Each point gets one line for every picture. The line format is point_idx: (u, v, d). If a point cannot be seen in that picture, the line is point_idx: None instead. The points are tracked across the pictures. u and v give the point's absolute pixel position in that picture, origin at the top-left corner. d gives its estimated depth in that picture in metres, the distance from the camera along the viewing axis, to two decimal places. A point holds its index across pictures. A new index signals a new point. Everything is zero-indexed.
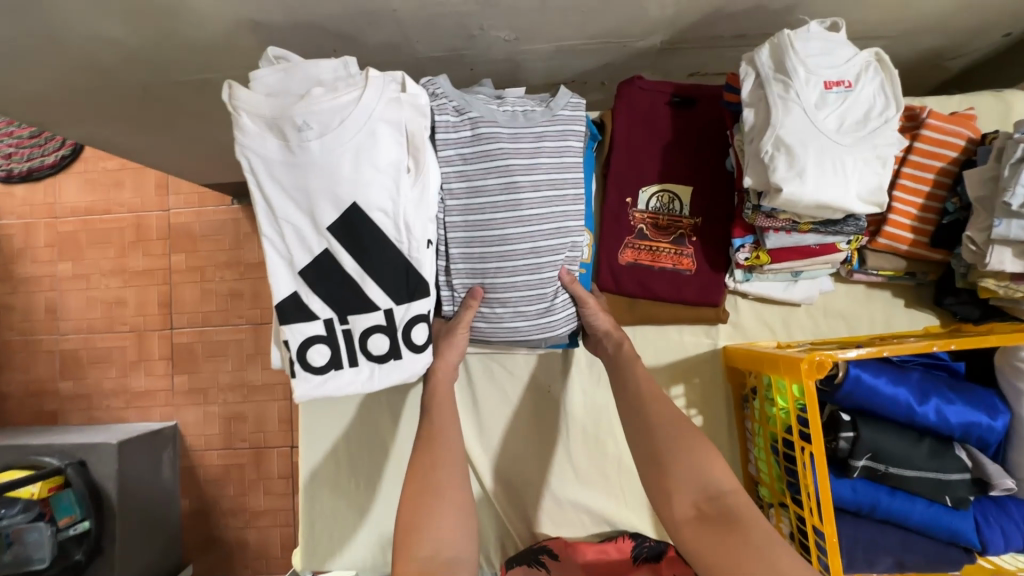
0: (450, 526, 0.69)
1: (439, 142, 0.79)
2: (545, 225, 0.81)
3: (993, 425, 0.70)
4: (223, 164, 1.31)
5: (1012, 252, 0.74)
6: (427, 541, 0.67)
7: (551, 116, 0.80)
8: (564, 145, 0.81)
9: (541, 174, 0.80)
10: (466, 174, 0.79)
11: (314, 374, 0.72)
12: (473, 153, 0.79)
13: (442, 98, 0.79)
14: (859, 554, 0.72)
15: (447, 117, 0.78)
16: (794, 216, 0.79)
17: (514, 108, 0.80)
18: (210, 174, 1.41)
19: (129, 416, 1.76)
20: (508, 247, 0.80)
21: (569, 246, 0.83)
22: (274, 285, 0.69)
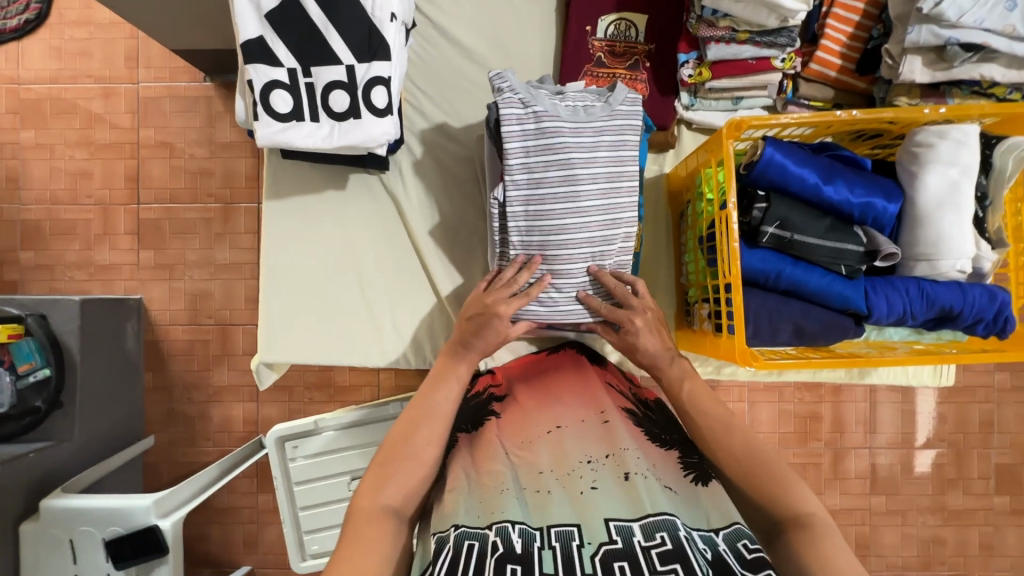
0: (411, 479, 0.69)
1: (505, 133, 0.83)
2: (599, 214, 0.85)
3: (887, 207, 0.79)
4: (196, 7, 1.17)
5: (921, 62, 0.82)
6: (392, 492, 0.68)
7: (612, 112, 0.85)
8: (621, 139, 0.85)
9: (599, 169, 0.84)
10: (529, 166, 0.84)
11: (276, 120, 0.77)
12: (536, 146, 0.83)
13: (509, 92, 0.84)
14: (764, 321, 0.81)
15: (514, 111, 0.83)
16: (733, 23, 0.86)
17: (574, 103, 0.85)
18: (177, 28, 1.25)
19: (94, 289, 1.64)
20: (566, 236, 0.85)
21: (621, 237, 0.88)
22: (241, 25, 0.75)
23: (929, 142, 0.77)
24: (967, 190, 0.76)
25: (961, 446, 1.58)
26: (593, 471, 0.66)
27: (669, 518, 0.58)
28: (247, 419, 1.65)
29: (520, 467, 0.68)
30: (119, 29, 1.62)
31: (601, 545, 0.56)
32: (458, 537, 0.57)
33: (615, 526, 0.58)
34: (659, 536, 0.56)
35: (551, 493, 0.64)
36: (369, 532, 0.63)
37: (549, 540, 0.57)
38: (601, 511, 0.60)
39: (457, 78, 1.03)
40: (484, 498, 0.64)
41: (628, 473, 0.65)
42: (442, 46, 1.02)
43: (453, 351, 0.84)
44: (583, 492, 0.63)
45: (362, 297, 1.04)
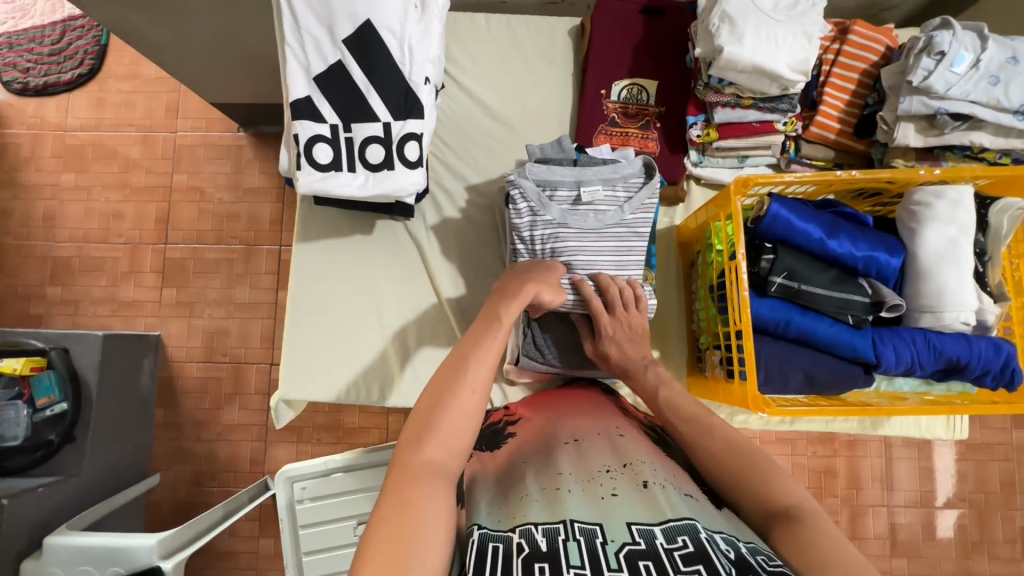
0: (460, 428, 0.61)
1: (516, 209, 0.91)
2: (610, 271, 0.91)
3: (890, 261, 0.83)
4: (239, 67, 1.27)
5: (915, 128, 0.88)
6: (436, 443, 0.59)
7: (623, 221, 0.92)
8: (628, 247, 0.92)
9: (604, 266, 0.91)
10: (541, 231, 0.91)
11: (317, 169, 0.84)
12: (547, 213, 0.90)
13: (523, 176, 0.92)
14: (774, 367, 0.83)
15: (525, 219, 0.91)
16: (738, 90, 0.94)
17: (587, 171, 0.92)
18: (219, 84, 1.36)
19: (115, 325, 1.69)
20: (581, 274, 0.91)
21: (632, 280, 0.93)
22: (291, 86, 0.82)
23: (926, 201, 0.81)
24: (965, 247, 0.80)
25: (982, 506, 1.54)
26: (612, 479, 0.63)
27: (691, 522, 0.55)
28: (254, 458, 1.65)
29: (539, 471, 0.65)
30: (163, 83, 1.76)
31: (625, 543, 0.53)
32: (482, 536, 0.54)
33: (637, 528, 0.55)
34: (681, 539, 0.53)
35: (569, 491, 0.60)
36: (409, 486, 0.55)
37: (573, 531, 0.54)
38: (623, 514, 0.57)
39: (483, 134, 1.11)
40: (509, 505, 0.60)
41: (647, 482, 0.62)
42: (468, 104, 1.11)
43: (498, 295, 0.72)
44: (604, 497, 0.60)
45: (380, 338, 1.07)
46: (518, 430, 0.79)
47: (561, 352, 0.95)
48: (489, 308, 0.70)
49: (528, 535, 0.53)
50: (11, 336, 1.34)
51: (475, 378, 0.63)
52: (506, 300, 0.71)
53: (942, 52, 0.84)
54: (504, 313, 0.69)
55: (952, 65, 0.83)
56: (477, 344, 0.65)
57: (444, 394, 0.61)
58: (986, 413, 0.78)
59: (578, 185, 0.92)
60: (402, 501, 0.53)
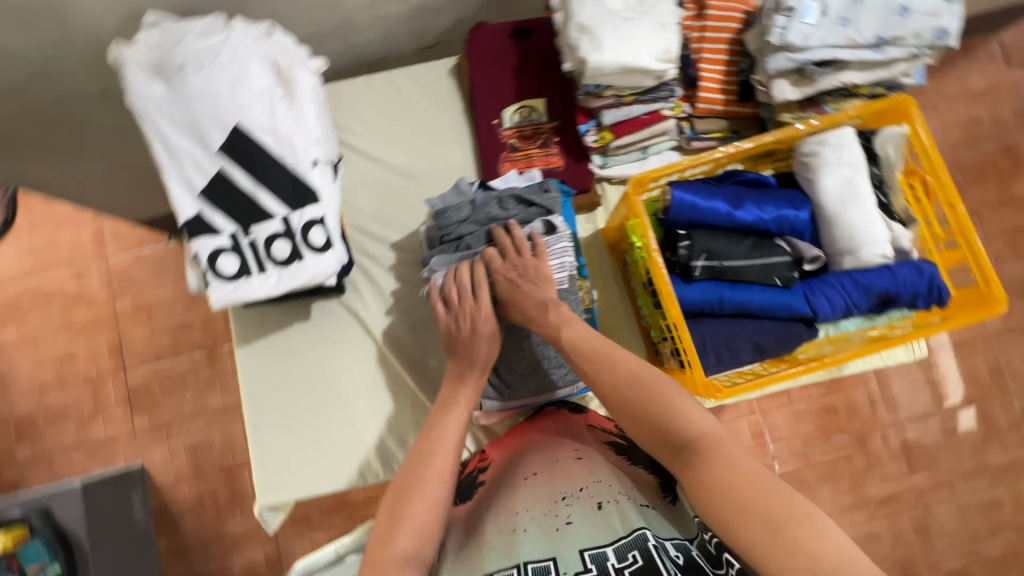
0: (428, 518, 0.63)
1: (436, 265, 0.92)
2: None
3: (799, 215, 0.85)
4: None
5: (789, 83, 0.91)
6: (405, 534, 0.61)
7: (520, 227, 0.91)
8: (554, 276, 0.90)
9: None
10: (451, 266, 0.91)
11: (227, 281, 0.83)
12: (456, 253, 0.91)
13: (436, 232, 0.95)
14: (722, 346, 0.84)
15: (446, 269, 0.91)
16: (616, 91, 0.97)
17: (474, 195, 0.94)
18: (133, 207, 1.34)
19: (94, 467, 1.61)
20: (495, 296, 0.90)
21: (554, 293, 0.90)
22: (179, 207, 0.82)
23: (814, 151, 0.85)
24: (861, 183, 0.83)
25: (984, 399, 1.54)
26: (569, 506, 0.63)
27: (641, 532, 0.57)
28: (271, 561, 1.57)
29: (499, 512, 0.65)
30: (82, 215, 1.71)
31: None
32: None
33: (589, 554, 0.56)
34: (631, 555, 0.55)
35: (526, 532, 0.61)
36: None
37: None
38: (576, 542, 0.58)
39: (393, 192, 1.11)
40: (471, 557, 0.61)
41: (601, 502, 0.63)
42: (373, 168, 1.11)
43: (458, 374, 0.81)
44: (560, 529, 0.60)
45: (346, 418, 1.06)
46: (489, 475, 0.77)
47: (520, 383, 0.94)
48: (449, 393, 0.79)
49: None
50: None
51: (441, 468, 0.68)
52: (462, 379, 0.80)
53: (791, 8, 0.86)
54: (460, 400, 0.77)
55: (803, 18, 0.86)
56: (439, 426, 0.72)
57: (411, 484, 0.65)
58: (944, 331, 0.79)
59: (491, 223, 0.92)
60: None
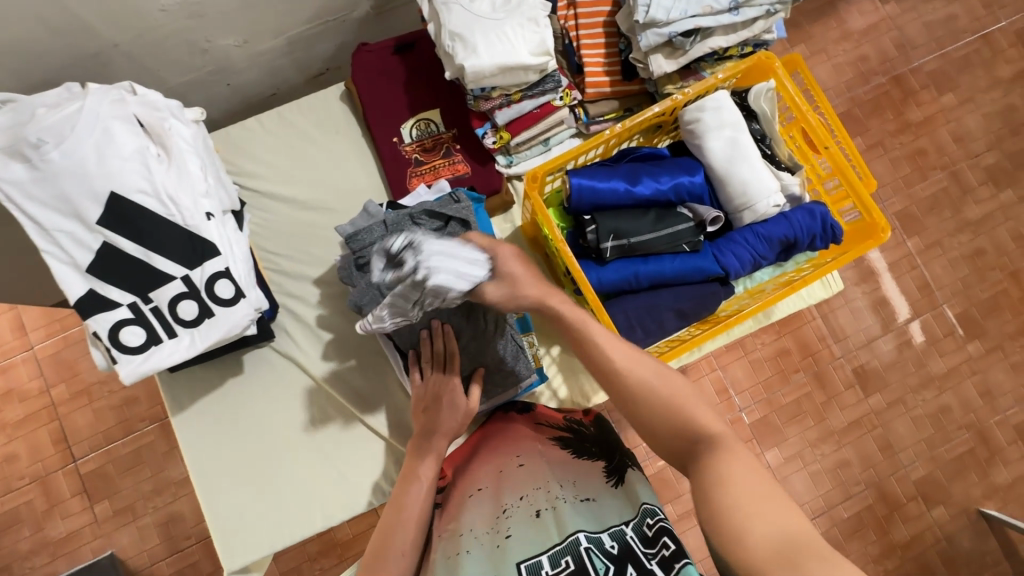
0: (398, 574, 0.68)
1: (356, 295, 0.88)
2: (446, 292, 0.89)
3: (694, 180, 0.88)
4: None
5: (663, 56, 0.94)
6: None
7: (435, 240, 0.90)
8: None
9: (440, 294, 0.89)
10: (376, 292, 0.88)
11: (135, 353, 0.80)
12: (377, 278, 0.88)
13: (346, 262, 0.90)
14: (646, 320, 0.86)
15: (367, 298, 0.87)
16: (503, 90, 0.97)
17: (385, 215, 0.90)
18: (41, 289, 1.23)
19: (60, 567, 1.49)
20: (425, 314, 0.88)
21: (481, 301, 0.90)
22: (67, 287, 0.78)
23: (696, 117, 0.88)
24: (744, 141, 0.86)
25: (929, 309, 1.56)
26: (509, 519, 0.64)
27: (575, 534, 0.59)
28: None
29: (444, 540, 0.64)
30: None
31: None
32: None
33: (525, 565, 0.57)
34: (565, 560, 0.57)
35: (469, 553, 0.61)
36: None
37: None
38: (515, 555, 0.59)
39: (305, 227, 1.09)
40: None
41: (539, 509, 0.64)
42: (281, 207, 1.09)
43: (419, 446, 0.82)
44: (500, 544, 0.61)
45: (302, 464, 1.03)
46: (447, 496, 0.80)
47: None
48: (411, 467, 0.79)
49: None
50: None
51: (401, 542, 0.70)
52: (423, 452, 0.81)
53: None
54: (422, 468, 0.78)
55: None
56: (402, 505, 0.74)
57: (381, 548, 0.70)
58: (841, 265, 0.84)
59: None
60: None
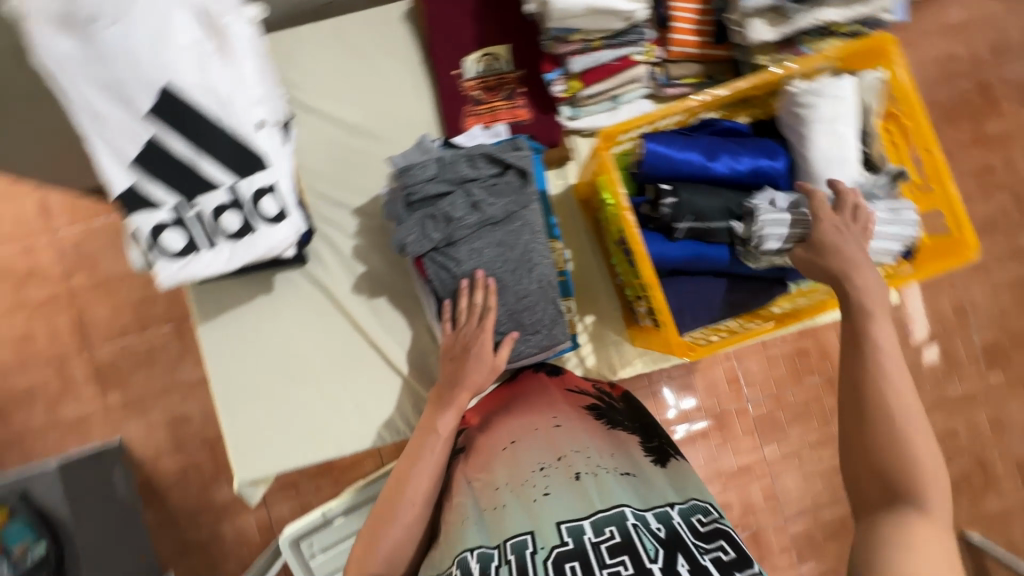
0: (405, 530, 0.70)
1: (404, 234, 0.84)
2: (493, 246, 0.85)
3: (775, 165, 0.82)
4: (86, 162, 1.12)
5: (764, 22, 0.86)
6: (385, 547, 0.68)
7: (489, 191, 0.85)
8: (528, 245, 0.86)
9: (486, 247, 0.85)
10: (424, 235, 0.84)
11: (173, 258, 0.77)
12: (428, 220, 0.84)
13: (397, 198, 0.87)
14: (697, 304, 0.83)
15: (415, 238, 0.84)
16: (584, 35, 0.90)
17: (443, 155, 0.85)
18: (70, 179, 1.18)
19: (69, 448, 1.53)
20: (469, 267, 0.85)
21: (527, 262, 0.86)
22: (110, 179, 0.75)
23: (809, 102, 0.78)
24: (849, 134, 0.79)
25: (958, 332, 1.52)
26: (545, 477, 0.61)
27: (619, 508, 0.55)
28: (261, 525, 1.55)
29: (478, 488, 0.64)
30: (23, 187, 1.53)
31: (554, 548, 0.52)
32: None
33: (566, 527, 0.54)
34: (608, 530, 0.53)
35: (504, 506, 0.59)
36: None
37: (505, 555, 0.53)
38: (554, 514, 0.56)
39: (351, 153, 1.04)
40: (450, 533, 0.61)
41: (579, 473, 0.61)
42: (329, 129, 1.04)
43: (439, 398, 0.81)
44: (536, 500, 0.58)
45: (320, 390, 1.03)
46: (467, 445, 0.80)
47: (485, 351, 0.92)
48: (429, 416, 0.79)
49: (463, 565, 0.54)
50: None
51: (415, 491, 0.73)
52: (443, 405, 0.80)
53: None
54: (440, 422, 0.78)
55: None
56: (416, 458, 0.75)
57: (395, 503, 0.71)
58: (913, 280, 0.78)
59: (466, 184, 0.85)
60: None
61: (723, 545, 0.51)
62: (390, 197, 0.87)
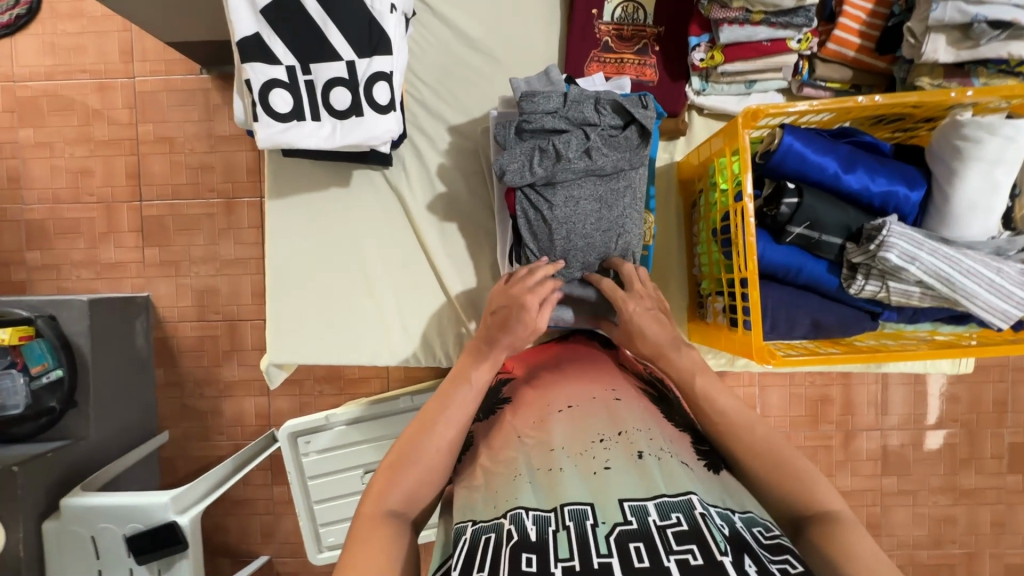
0: (422, 478, 0.61)
1: (507, 159, 0.82)
2: (591, 199, 0.83)
3: (910, 196, 0.76)
4: (190, 8, 1.08)
5: (946, 40, 0.78)
6: (399, 492, 0.60)
7: (605, 141, 0.82)
8: (625, 208, 0.84)
9: (584, 197, 0.83)
10: (526, 167, 0.81)
11: (276, 120, 0.75)
12: (536, 153, 0.82)
13: (507, 125, 0.84)
14: (781, 316, 0.79)
15: (518, 167, 0.81)
16: (747, 3, 0.82)
17: (568, 92, 0.83)
18: (167, 21, 1.14)
19: (100, 288, 1.56)
20: (561, 212, 0.83)
21: (619, 225, 0.84)
22: (236, 22, 0.72)
23: (976, 137, 0.70)
24: (1004, 184, 0.72)
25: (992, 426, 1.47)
26: (606, 450, 0.59)
27: (687, 496, 0.52)
28: (259, 413, 1.57)
29: (530, 446, 0.61)
30: (112, 21, 1.50)
31: (616, 525, 0.49)
32: (475, 531, 0.51)
33: (628, 505, 0.51)
34: (675, 516, 0.50)
35: (562, 471, 0.56)
36: (369, 537, 0.55)
37: (564, 521, 0.50)
38: (617, 490, 0.53)
39: (462, 68, 0.99)
40: (497, 485, 0.57)
41: (641, 452, 0.58)
42: (446, 37, 0.99)
43: (476, 350, 0.74)
44: (597, 472, 0.56)
45: (368, 296, 1.02)
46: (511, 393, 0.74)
47: None
48: (463, 367, 0.72)
49: (518, 522, 0.50)
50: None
51: (439, 438, 0.63)
52: (480, 357, 0.72)
53: None
54: (474, 373, 0.70)
55: None
56: (446, 402, 0.66)
57: (417, 438, 0.63)
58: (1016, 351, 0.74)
59: (584, 127, 0.81)
60: (363, 552, 0.54)
61: (790, 559, 0.47)
62: (499, 124, 0.85)
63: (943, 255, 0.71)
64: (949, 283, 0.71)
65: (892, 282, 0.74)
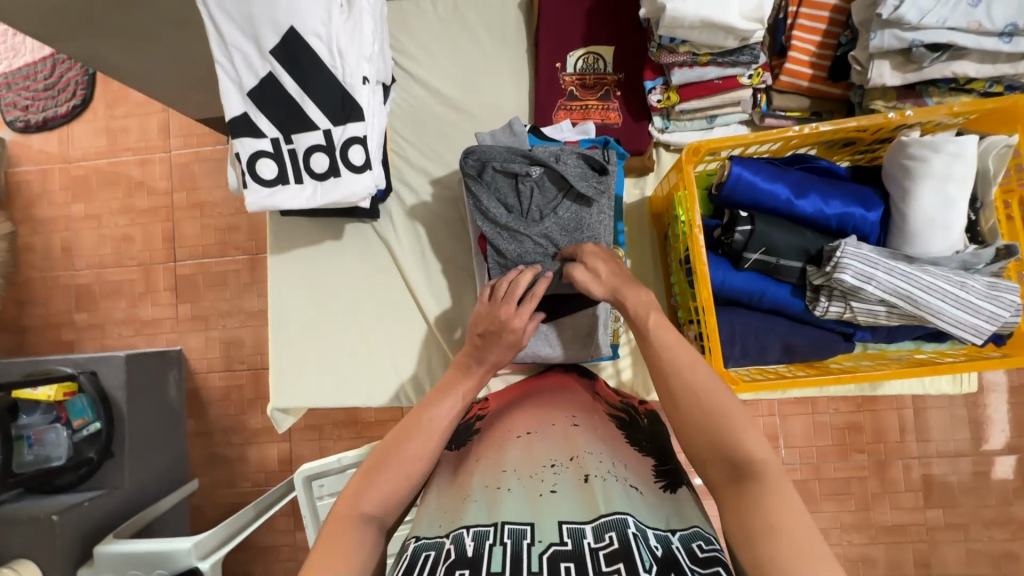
0: (396, 486, 0.62)
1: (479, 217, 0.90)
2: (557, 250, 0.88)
3: (866, 216, 0.77)
4: (210, 90, 1.22)
5: (890, 65, 0.81)
6: (373, 495, 0.60)
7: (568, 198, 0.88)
8: None
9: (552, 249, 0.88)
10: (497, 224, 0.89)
11: (264, 185, 0.84)
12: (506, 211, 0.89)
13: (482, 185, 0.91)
14: (748, 341, 0.79)
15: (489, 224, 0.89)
16: (693, 48, 0.88)
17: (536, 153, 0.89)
18: (193, 104, 1.29)
19: (138, 343, 1.69)
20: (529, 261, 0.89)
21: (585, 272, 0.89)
22: (227, 104, 0.82)
23: (923, 156, 0.72)
24: (959, 202, 0.73)
25: None
26: (554, 474, 0.61)
27: (622, 516, 0.53)
28: (281, 458, 1.63)
29: (486, 466, 0.63)
30: (152, 105, 1.69)
31: (551, 545, 0.51)
32: (416, 548, 0.54)
33: (566, 527, 0.53)
34: (608, 536, 0.51)
35: (508, 490, 0.59)
36: (340, 535, 0.56)
37: (501, 536, 0.52)
38: (557, 512, 0.55)
39: (440, 125, 1.08)
40: (450, 505, 0.60)
41: (588, 476, 0.60)
42: (426, 98, 1.08)
43: (464, 364, 0.76)
44: (542, 494, 0.58)
45: (363, 340, 1.08)
46: (484, 424, 0.77)
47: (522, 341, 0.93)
48: (451, 380, 0.74)
49: (458, 540, 0.52)
50: (42, 365, 1.37)
51: (420, 446, 0.65)
52: (466, 375, 0.75)
53: None
54: (457, 394, 0.72)
55: None
56: (431, 410, 0.69)
57: (393, 449, 0.64)
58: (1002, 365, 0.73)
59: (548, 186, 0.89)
60: (329, 552, 0.54)
61: (721, 571, 0.48)
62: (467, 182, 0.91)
63: (904, 271, 0.71)
64: (912, 300, 0.71)
65: (856, 301, 0.74)
